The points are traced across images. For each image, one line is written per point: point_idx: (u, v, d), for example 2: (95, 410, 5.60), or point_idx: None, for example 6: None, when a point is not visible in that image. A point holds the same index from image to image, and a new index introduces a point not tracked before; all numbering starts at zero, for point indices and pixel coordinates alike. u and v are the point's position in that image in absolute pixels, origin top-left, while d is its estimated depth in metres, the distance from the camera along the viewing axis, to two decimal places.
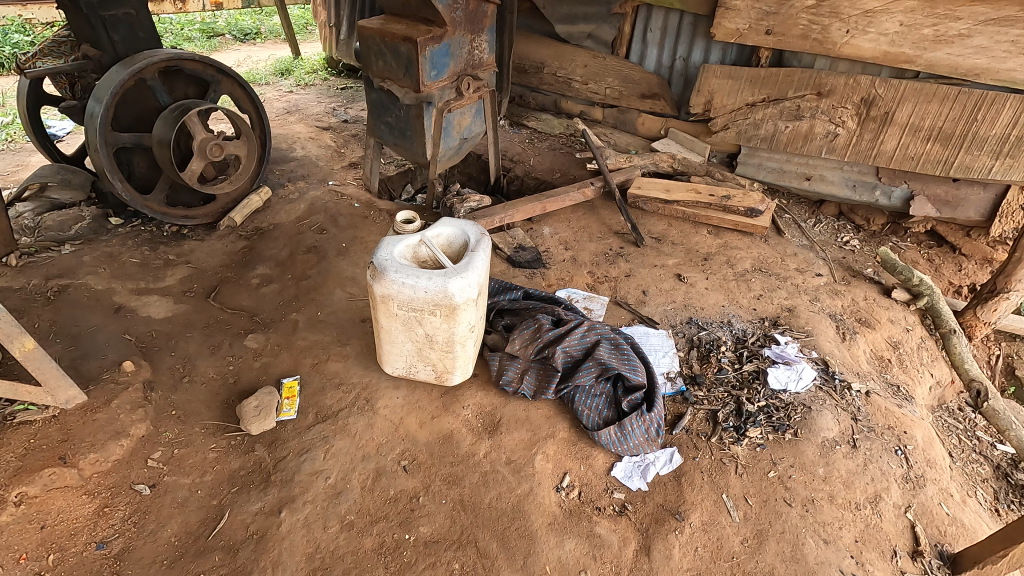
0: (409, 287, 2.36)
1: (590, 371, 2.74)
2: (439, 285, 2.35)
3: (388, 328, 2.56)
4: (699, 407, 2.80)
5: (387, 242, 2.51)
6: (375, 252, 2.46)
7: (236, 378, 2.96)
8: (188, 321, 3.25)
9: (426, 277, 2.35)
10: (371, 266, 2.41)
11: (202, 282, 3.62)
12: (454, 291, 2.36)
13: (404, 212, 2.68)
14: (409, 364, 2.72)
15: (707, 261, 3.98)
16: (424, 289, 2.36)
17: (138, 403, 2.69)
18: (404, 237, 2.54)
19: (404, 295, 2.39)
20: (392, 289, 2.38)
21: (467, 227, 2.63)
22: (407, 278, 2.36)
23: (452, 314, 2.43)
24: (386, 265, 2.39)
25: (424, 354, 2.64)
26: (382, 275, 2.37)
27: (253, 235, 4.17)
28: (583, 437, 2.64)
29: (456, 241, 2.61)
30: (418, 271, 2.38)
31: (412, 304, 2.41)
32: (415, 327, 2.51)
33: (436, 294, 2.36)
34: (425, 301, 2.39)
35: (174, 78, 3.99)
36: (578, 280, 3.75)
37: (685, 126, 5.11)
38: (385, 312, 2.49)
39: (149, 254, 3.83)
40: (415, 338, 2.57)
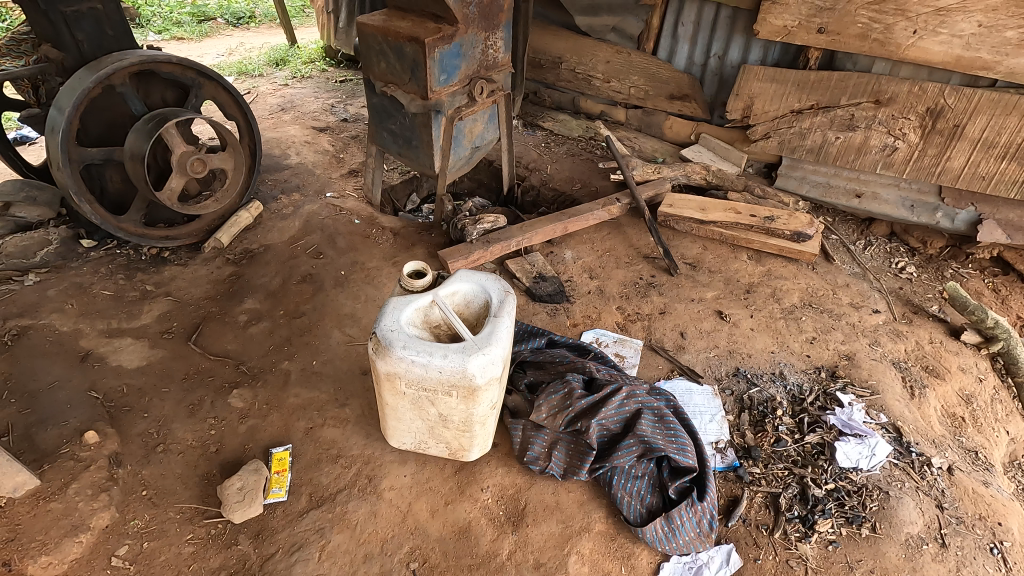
0: (421, 366, 1.94)
1: (631, 451, 2.33)
2: (457, 365, 1.93)
3: (394, 404, 2.14)
4: (756, 489, 2.40)
5: (392, 304, 2.08)
6: (379, 317, 2.03)
7: (218, 446, 2.56)
8: (165, 372, 2.84)
9: (441, 354, 1.93)
10: (374, 336, 1.99)
11: (182, 319, 3.20)
12: (474, 371, 1.94)
13: (413, 261, 2.24)
14: (419, 439, 2.32)
15: (750, 294, 3.54)
16: (438, 369, 1.94)
17: (101, 484, 2.30)
18: (413, 297, 2.11)
19: (413, 374, 1.97)
20: (399, 367, 1.96)
21: (488, 282, 2.20)
22: (418, 354, 1.93)
23: (471, 396, 2.02)
24: (392, 337, 1.96)
25: (436, 432, 2.23)
26: (387, 351, 1.94)
27: (242, 258, 3.74)
28: (623, 531, 2.25)
29: (476, 299, 2.18)
30: (430, 344, 1.96)
31: (423, 384, 1.99)
32: (426, 405, 2.10)
33: (452, 375, 1.94)
34: (439, 382, 1.97)
35: (149, 81, 3.51)
36: (607, 318, 3.32)
37: (719, 132, 4.62)
38: (390, 389, 2.07)
39: (124, 284, 3.41)
40: (426, 416, 2.16)
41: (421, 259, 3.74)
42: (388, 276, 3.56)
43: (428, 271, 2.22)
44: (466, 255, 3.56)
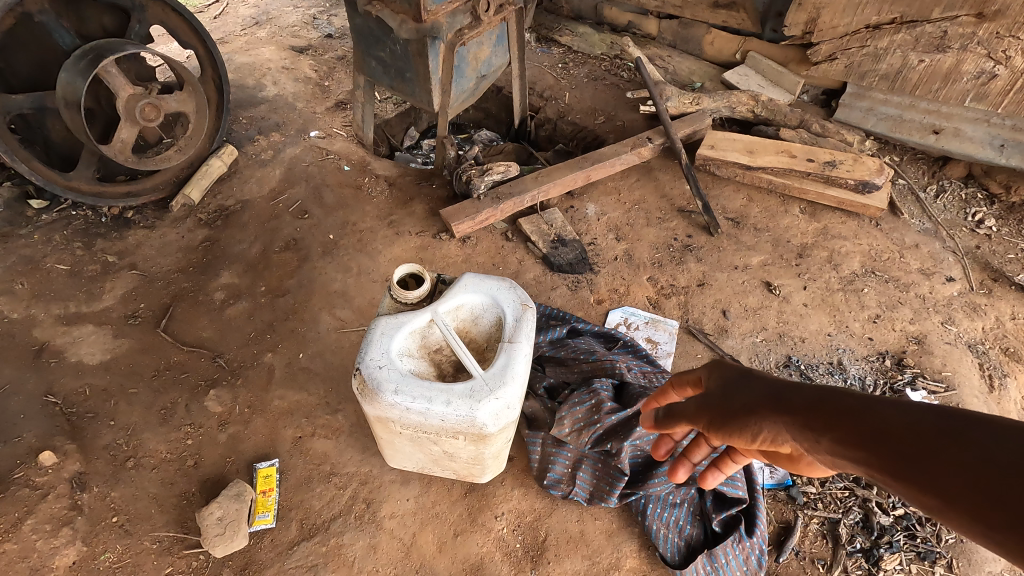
0: (418, 413, 1.55)
1: (670, 479, 1.98)
2: (463, 413, 1.53)
3: (390, 439, 1.78)
4: (812, 514, 2.08)
5: (380, 329, 1.65)
6: (364, 347, 1.62)
7: (196, 459, 2.26)
8: (133, 369, 2.50)
9: (443, 401, 1.53)
10: (359, 374, 1.58)
11: (150, 299, 2.81)
12: (485, 420, 1.55)
13: (405, 264, 1.79)
14: (422, 466, 1.99)
15: (802, 258, 3.05)
16: (440, 417, 1.55)
17: (63, 516, 2.03)
18: (406, 316, 1.68)
19: (410, 421, 1.58)
20: (391, 413, 1.57)
21: (501, 292, 1.75)
22: (413, 400, 1.53)
23: (481, 440, 1.64)
24: (381, 377, 1.56)
25: (441, 464, 1.89)
26: (376, 396, 1.55)
27: (215, 218, 3.25)
28: (657, 568, 1.97)
29: (486, 313, 1.75)
30: (429, 385, 1.56)
31: (421, 429, 1.62)
32: (428, 444, 1.74)
33: (458, 423, 1.55)
34: (442, 429, 1.59)
35: (78, 4, 2.86)
36: (636, 292, 2.87)
37: (771, 50, 3.90)
38: (382, 429, 1.70)
39: (82, 255, 2.98)
40: (429, 451, 1.80)
41: (420, 217, 3.24)
42: (383, 241, 3.10)
43: (426, 278, 1.77)
44: (473, 215, 3.06)
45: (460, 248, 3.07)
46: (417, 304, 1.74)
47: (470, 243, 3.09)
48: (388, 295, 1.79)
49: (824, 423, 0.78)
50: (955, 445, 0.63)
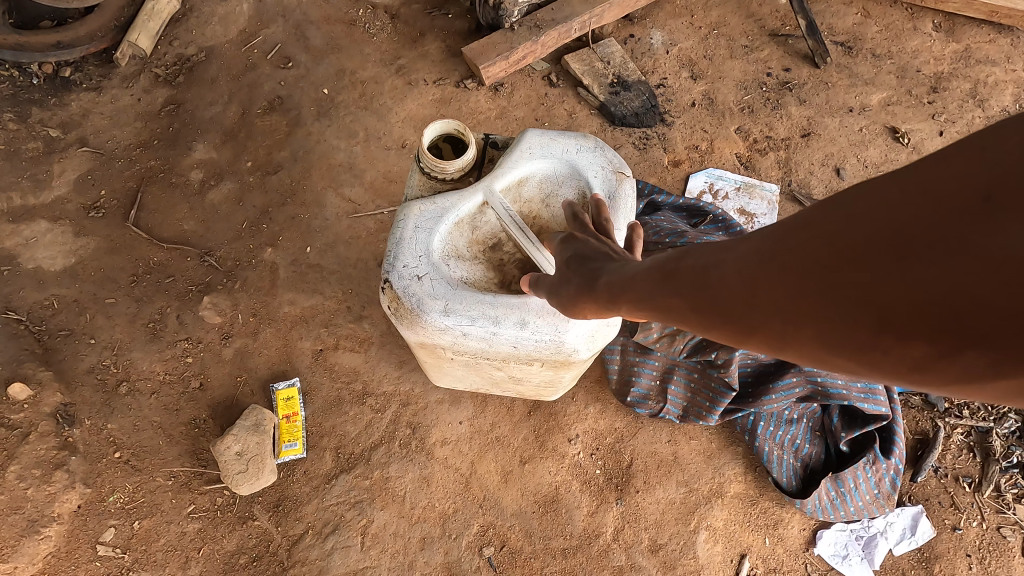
0: (482, 340, 1.13)
1: (791, 395, 1.55)
2: (549, 336, 1.11)
3: (441, 365, 1.37)
4: (957, 423, 1.69)
5: (412, 221, 1.18)
6: (393, 250, 1.16)
7: (201, 381, 1.88)
8: (106, 274, 2.03)
9: (515, 322, 1.10)
10: (391, 289, 1.15)
11: (112, 184, 2.25)
12: (579, 343, 1.13)
13: (438, 122, 1.25)
14: (477, 387, 1.61)
15: (937, 93, 2.35)
16: (513, 342, 1.13)
17: (53, 457, 1.70)
18: (449, 201, 1.19)
19: (470, 349, 1.16)
20: (442, 341, 1.15)
21: (583, 157, 1.23)
22: (473, 322, 1.12)
23: (566, 366, 1.23)
24: (423, 293, 1.12)
25: (501, 387, 1.51)
26: (419, 319, 1.12)
27: (176, 73, 2.54)
28: (766, 491, 1.65)
29: (561, 186, 1.25)
30: (492, 300, 1.12)
31: (483, 357, 1.21)
32: (492, 369, 1.33)
33: (538, 349, 1.14)
34: (515, 357, 1.18)
35: None
36: (723, 148, 2.25)
37: None
38: (427, 355, 1.30)
39: (16, 129, 2.36)
40: (490, 375, 1.40)
41: (437, 60, 2.51)
42: (393, 95, 2.41)
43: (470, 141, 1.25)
44: (507, 52, 2.33)
45: (492, 99, 2.39)
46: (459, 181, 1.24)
47: (504, 92, 2.40)
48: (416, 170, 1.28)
49: (610, 294, 0.86)
50: (693, 277, 0.70)
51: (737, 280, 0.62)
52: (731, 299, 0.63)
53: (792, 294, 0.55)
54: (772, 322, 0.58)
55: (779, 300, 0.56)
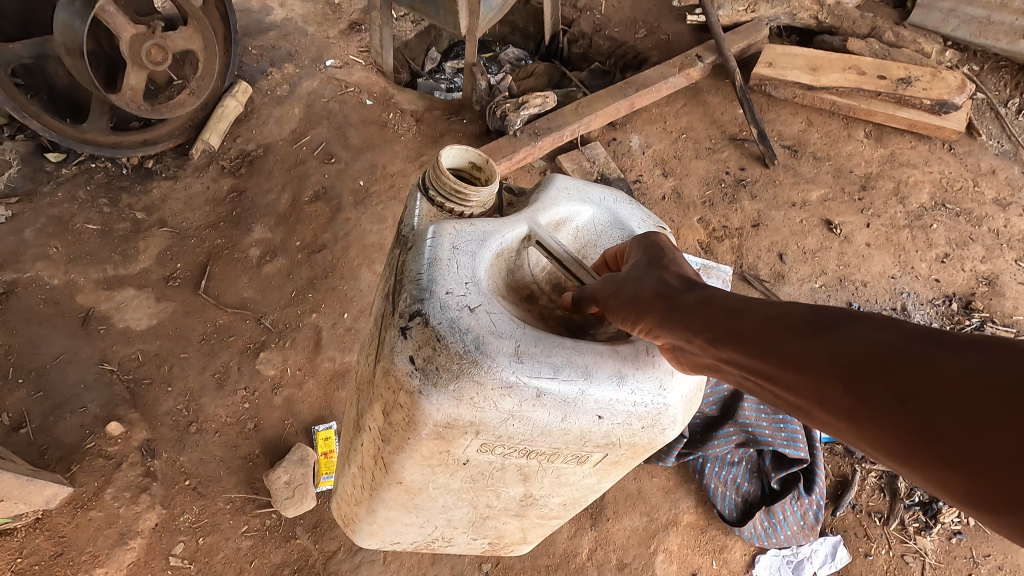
0: (557, 407, 1.00)
1: (730, 441, 1.96)
2: (639, 408, 1.04)
3: (424, 485, 1.16)
4: (870, 467, 2.08)
5: (451, 238, 1.10)
6: (432, 273, 1.05)
7: (256, 423, 2.31)
8: (180, 333, 2.50)
9: (614, 378, 1.02)
10: (428, 326, 1.00)
11: (186, 258, 2.75)
12: (671, 419, 1.08)
13: (461, 150, 1.24)
14: (432, 534, 1.39)
15: (867, 190, 2.84)
16: (596, 413, 1.02)
17: (139, 482, 2.12)
18: (494, 226, 1.15)
19: (532, 426, 1.01)
20: (498, 407, 0.98)
21: (614, 208, 1.29)
22: (552, 377, 1.00)
23: (624, 461, 1.14)
24: (486, 331, 1.00)
25: (489, 522, 1.34)
26: (478, 364, 0.97)
27: (239, 166, 3.10)
28: (714, 522, 2.03)
29: (599, 229, 1.26)
30: (579, 349, 1.03)
31: (533, 446, 1.05)
32: (507, 481, 1.17)
33: (625, 424, 1.04)
34: (582, 442, 1.05)
35: None
36: (687, 236, 2.72)
37: None
38: (432, 458, 1.08)
39: (109, 212, 2.89)
40: (484, 501, 1.24)
41: None
42: None
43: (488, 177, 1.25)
44: (510, 154, 2.85)
45: None
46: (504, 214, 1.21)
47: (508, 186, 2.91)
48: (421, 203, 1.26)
49: (720, 325, 0.80)
50: (848, 337, 0.66)
51: (914, 367, 0.59)
52: (886, 385, 0.60)
53: (973, 415, 0.53)
54: (921, 425, 0.57)
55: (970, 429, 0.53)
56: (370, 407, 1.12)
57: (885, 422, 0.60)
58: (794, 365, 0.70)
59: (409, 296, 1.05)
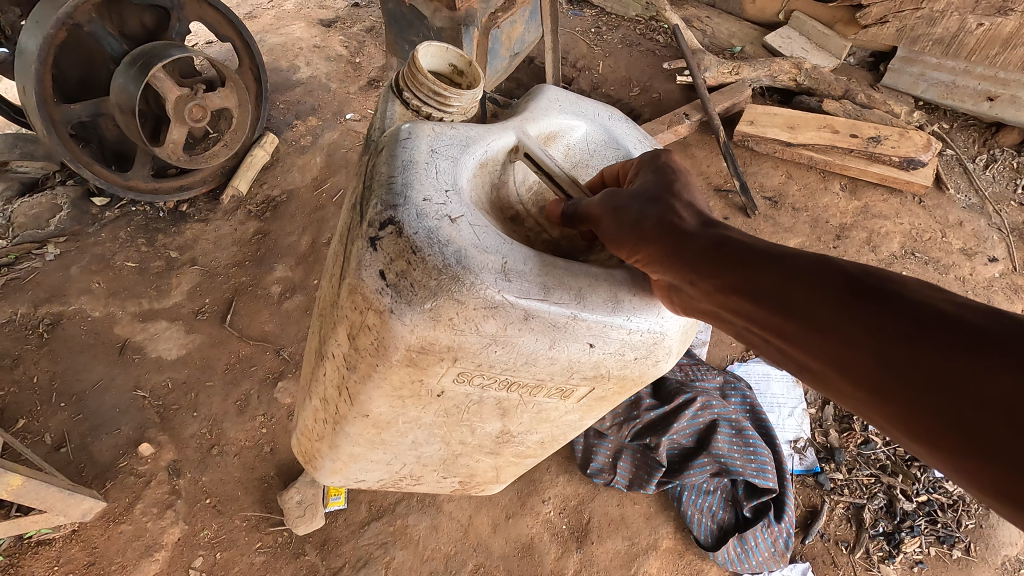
0: (546, 332, 0.97)
1: (704, 470, 2.16)
2: (635, 337, 1.02)
3: (394, 418, 1.19)
4: (837, 498, 2.26)
5: (430, 143, 1.09)
6: (410, 179, 1.02)
7: (272, 447, 2.52)
8: (206, 363, 2.74)
9: (609, 303, 1.00)
10: (403, 237, 0.96)
11: (213, 294, 3.01)
12: (665, 351, 1.07)
13: (437, 48, 1.36)
14: (400, 472, 1.51)
15: (841, 239, 3.07)
16: (588, 341, 1.00)
17: (165, 500, 2.33)
18: (480, 137, 1.16)
19: (516, 352, 0.98)
20: (480, 330, 0.95)
21: (606, 121, 1.36)
22: (535, 291, 0.96)
23: (610, 396, 1.15)
24: (469, 245, 0.96)
25: (460, 462, 1.45)
26: (457, 280, 0.93)
27: (264, 210, 3.40)
28: (691, 547, 2.19)
29: (590, 142, 1.33)
30: (571, 269, 1.01)
31: (515, 377, 1.04)
32: (482, 416, 1.20)
33: (614, 356, 1.03)
34: (570, 373, 1.04)
35: (120, 6, 2.87)
36: None
37: (818, 11, 3.80)
38: (403, 387, 1.08)
39: (146, 251, 3.17)
40: (456, 437, 1.30)
41: None
42: None
43: (472, 83, 1.38)
44: None
45: None
46: (489, 129, 1.21)
47: None
48: (405, 103, 1.34)
49: (735, 275, 0.78)
50: (899, 315, 0.64)
51: (964, 361, 0.58)
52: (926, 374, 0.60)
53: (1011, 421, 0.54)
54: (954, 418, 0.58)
55: (992, 418, 0.56)
56: (337, 333, 1.11)
57: (902, 395, 0.62)
58: (821, 330, 0.69)
59: (382, 204, 1.00)
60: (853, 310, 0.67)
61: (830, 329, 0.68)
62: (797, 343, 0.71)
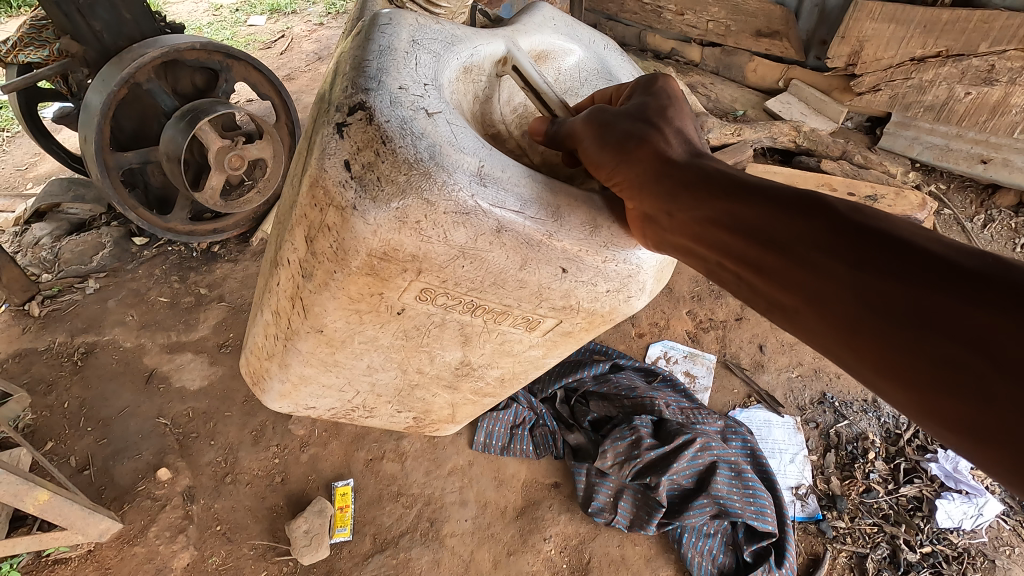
0: (518, 250, 1.11)
1: (703, 511, 2.20)
2: (610, 268, 1.19)
3: (348, 336, 1.32)
4: (840, 546, 2.25)
5: (412, 37, 1.25)
6: (387, 71, 1.15)
7: (284, 476, 2.57)
8: (227, 394, 2.87)
9: (582, 227, 1.14)
10: (377, 128, 1.07)
11: (237, 329, 3.17)
12: (637, 287, 1.24)
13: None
14: (351, 400, 1.65)
15: None
16: (560, 266, 1.15)
17: (178, 524, 2.40)
18: (473, 46, 1.34)
19: (485, 267, 1.13)
20: (451, 238, 1.08)
21: (593, 51, 1.57)
22: (510, 197, 1.10)
23: (576, 333, 1.34)
24: (444, 143, 1.09)
25: (415, 394, 1.65)
26: (432, 170, 1.05)
27: None
28: None
29: (581, 70, 1.54)
30: (553, 190, 1.16)
31: (483, 300, 1.20)
32: (442, 341, 1.37)
33: (585, 287, 1.20)
34: (539, 299, 1.20)
35: (174, 67, 3.20)
36: (676, 326, 3.02)
37: (815, 79, 4.05)
38: (362, 301, 1.20)
39: (178, 287, 3.37)
40: (414, 364, 1.47)
41: None
42: None
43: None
44: None
45: None
46: (476, 36, 1.37)
47: None
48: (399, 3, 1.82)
49: (722, 208, 0.88)
50: (872, 247, 0.72)
51: (923, 287, 0.66)
52: (887, 301, 0.68)
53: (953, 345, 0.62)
54: (906, 340, 0.66)
55: (938, 340, 0.64)
56: (291, 237, 1.21)
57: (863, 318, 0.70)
58: (797, 259, 0.77)
59: (355, 89, 1.11)
60: (831, 242, 0.75)
61: (806, 260, 0.77)
62: (774, 276, 0.80)
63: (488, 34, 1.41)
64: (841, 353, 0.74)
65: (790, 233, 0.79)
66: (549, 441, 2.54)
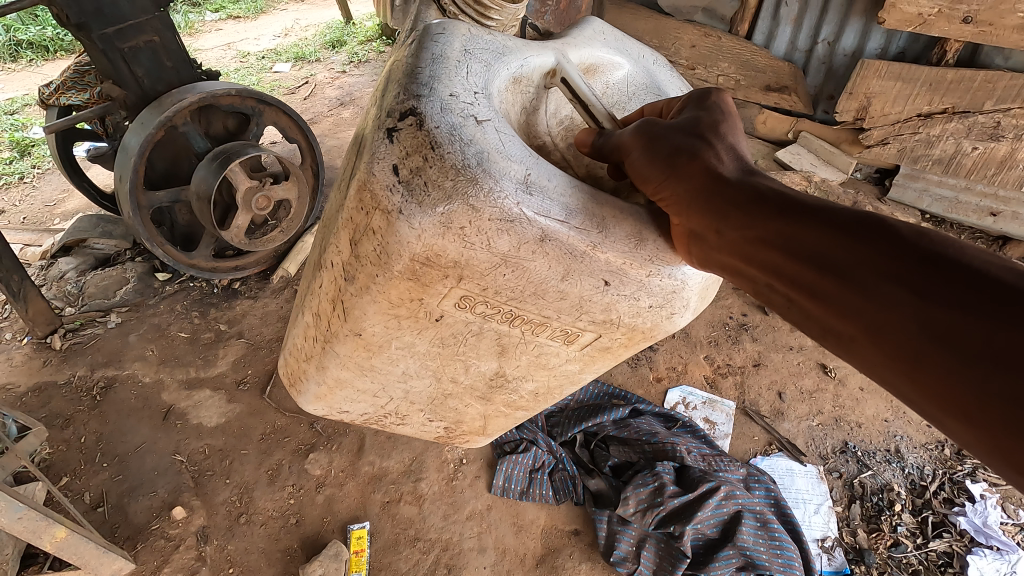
0: (560, 260, 1.14)
1: (730, 563, 2.16)
2: (654, 282, 1.21)
3: (386, 341, 1.35)
4: None
5: (464, 46, 1.33)
6: (441, 77, 1.22)
7: (299, 518, 2.53)
8: (243, 432, 2.85)
9: (626, 240, 1.18)
10: (429, 134, 1.12)
11: (256, 365, 3.19)
12: (681, 304, 1.27)
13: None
14: (385, 406, 1.67)
15: None
16: (603, 278, 1.18)
17: (191, 565, 2.35)
18: (523, 57, 1.42)
19: (527, 277, 1.16)
20: (494, 246, 1.11)
21: (638, 65, 1.63)
22: (555, 206, 1.14)
23: (613, 349, 1.35)
24: (493, 149, 1.13)
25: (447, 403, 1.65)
26: (480, 174, 1.09)
27: None
28: None
29: (628, 84, 1.60)
30: (598, 203, 1.19)
31: (523, 310, 1.23)
32: (478, 351, 1.39)
33: (627, 300, 1.22)
34: (579, 312, 1.23)
35: (209, 111, 3.34)
36: (694, 371, 3.01)
37: (823, 131, 4.17)
38: (404, 305, 1.23)
39: (199, 322, 3.41)
40: (449, 373, 1.49)
41: None
42: None
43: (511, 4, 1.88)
44: None
45: None
46: (528, 49, 1.45)
47: None
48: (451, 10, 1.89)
49: (774, 230, 0.91)
50: (930, 274, 0.74)
51: (984, 318, 0.67)
52: (947, 331, 0.70)
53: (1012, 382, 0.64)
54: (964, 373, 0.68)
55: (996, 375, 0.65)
56: (337, 240, 1.27)
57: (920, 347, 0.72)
58: (852, 283, 0.80)
59: (407, 96, 1.18)
60: (888, 267, 0.78)
61: (863, 284, 0.79)
62: (829, 301, 0.83)
63: (539, 47, 1.49)
64: (896, 380, 0.76)
65: (848, 257, 0.82)
66: (569, 486, 2.50)
